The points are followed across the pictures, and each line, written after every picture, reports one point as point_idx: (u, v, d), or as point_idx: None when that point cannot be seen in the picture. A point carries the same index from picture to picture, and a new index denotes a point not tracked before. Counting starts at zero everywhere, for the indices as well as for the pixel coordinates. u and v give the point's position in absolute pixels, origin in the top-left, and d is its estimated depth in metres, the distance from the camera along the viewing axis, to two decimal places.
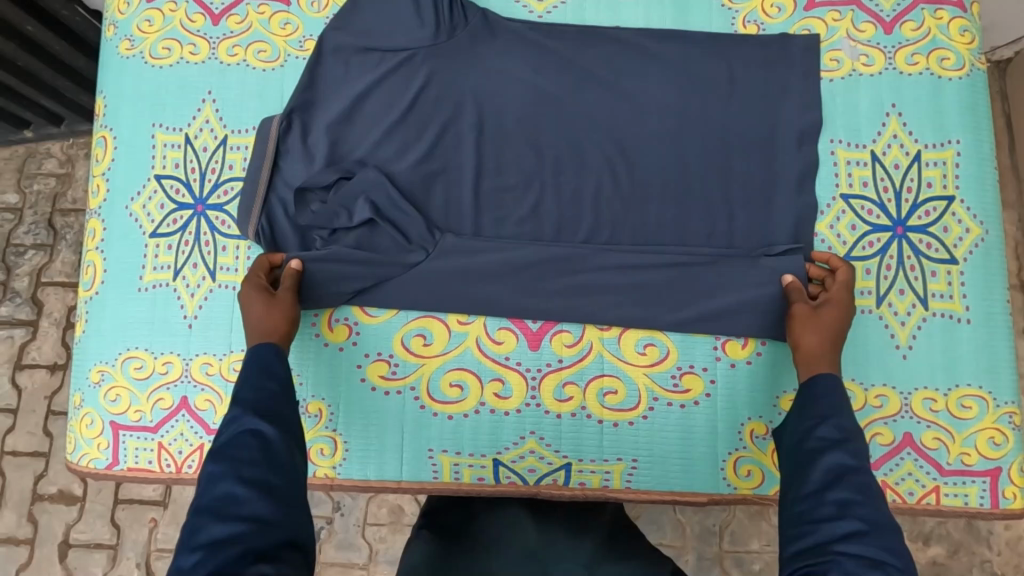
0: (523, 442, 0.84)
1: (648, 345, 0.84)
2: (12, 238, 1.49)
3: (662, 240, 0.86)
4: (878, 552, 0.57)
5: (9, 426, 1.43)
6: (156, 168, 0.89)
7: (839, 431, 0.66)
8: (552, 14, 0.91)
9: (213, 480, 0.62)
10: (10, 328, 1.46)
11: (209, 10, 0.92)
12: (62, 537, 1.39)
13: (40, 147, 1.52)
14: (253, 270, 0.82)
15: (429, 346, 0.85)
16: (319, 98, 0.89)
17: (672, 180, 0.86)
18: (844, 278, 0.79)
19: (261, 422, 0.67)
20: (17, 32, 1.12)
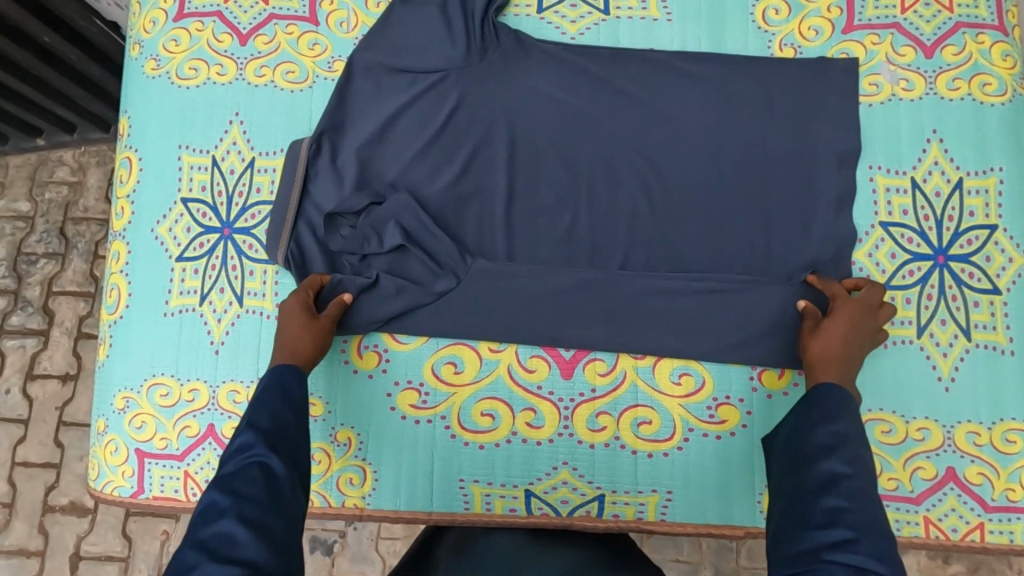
0: (556, 473, 0.82)
1: (684, 374, 0.83)
2: (24, 246, 1.48)
3: (690, 264, 0.84)
4: (869, 560, 0.55)
5: (20, 437, 1.41)
6: (182, 191, 0.88)
7: (833, 436, 0.65)
8: (585, 35, 0.90)
9: (212, 510, 0.60)
10: (22, 337, 1.45)
11: (237, 30, 0.91)
12: (73, 549, 1.38)
13: (53, 155, 1.50)
14: (304, 284, 0.82)
15: (460, 374, 0.84)
16: (349, 120, 0.88)
17: (702, 202, 0.85)
18: (839, 291, 0.77)
19: (271, 457, 0.66)
20: (33, 42, 1.12)
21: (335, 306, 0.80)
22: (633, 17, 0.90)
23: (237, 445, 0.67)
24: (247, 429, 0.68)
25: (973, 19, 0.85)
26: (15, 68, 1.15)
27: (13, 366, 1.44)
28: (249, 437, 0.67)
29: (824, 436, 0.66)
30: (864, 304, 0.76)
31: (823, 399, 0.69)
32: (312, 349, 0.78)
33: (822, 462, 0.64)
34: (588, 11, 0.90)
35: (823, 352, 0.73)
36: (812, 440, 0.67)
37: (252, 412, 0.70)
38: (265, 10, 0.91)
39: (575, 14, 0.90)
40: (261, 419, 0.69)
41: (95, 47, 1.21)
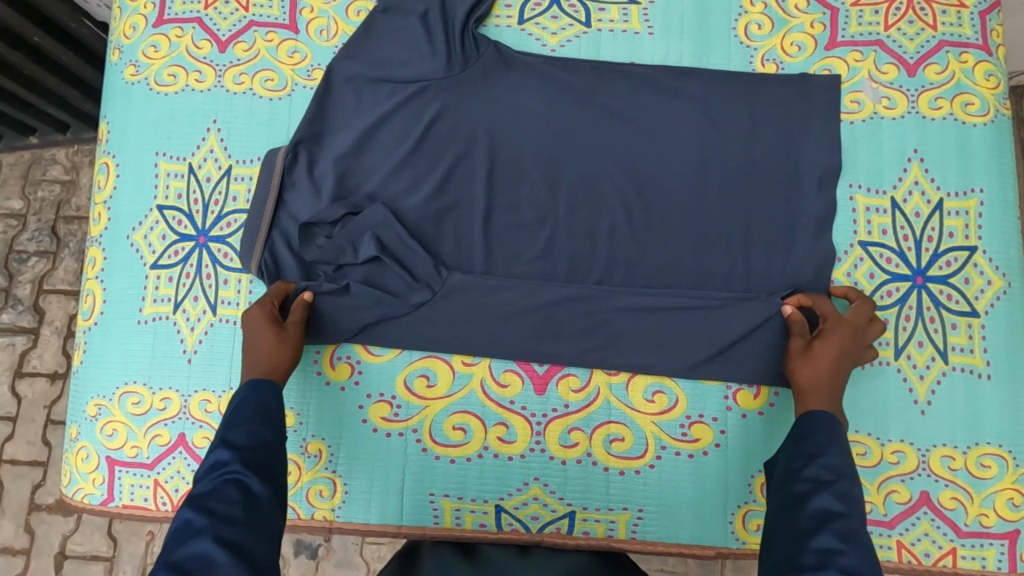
0: (526, 488, 0.81)
1: (658, 392, 0.82)
2: (15, 245, 1.48)
3: (684, 280, 0.84)
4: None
5: (8, 435, 1.41)
6: (158, 198, 0.88)
7: (831, 472, 0.64)
8: (566, 47, 0.89)
9: (186, 528, 0.59)
10: (11, 336, 1.45)
11: (216, 36, 0.90)
12: (59, 549, 1.38)
13: (46, 153, 1.50)
14: (269, 293, 0.81)
15: (433, 387, 0.83)
16: (327, 129, 0.88)
17: (687, 219, 0.85)
18: (829, 309, 0.77)
19: (247, 474, 0.66)
20: (25, 42, 1.12)
21: (298, 308, 0.79)
22: (615, 30, 0.89)
23: (212, 462, 0.67)
24: (221, 447, 0.68)
25: (957, 37, 0.84)
26: (12, 71, 1.15)
27: (2, 365, 1.44)
28: (225, 453, 0.67)
29: (819, 471, 0.65)
30: (854, 321, 0.75)
31: (814, 430, 0.69)
32: (275, 358, 0.77)
33: (816, 497, 0.63)
34: (569, 22, 0.89)
35: (813, 379, 0.73)
36: (804, 476, 0.65)
37: (230, 430, 0.70)
38: (244, 17, 0.91)
39: (556, 26, 0.89)
40: (239, 437, 0.69)
41: (88, 49, 1.21)
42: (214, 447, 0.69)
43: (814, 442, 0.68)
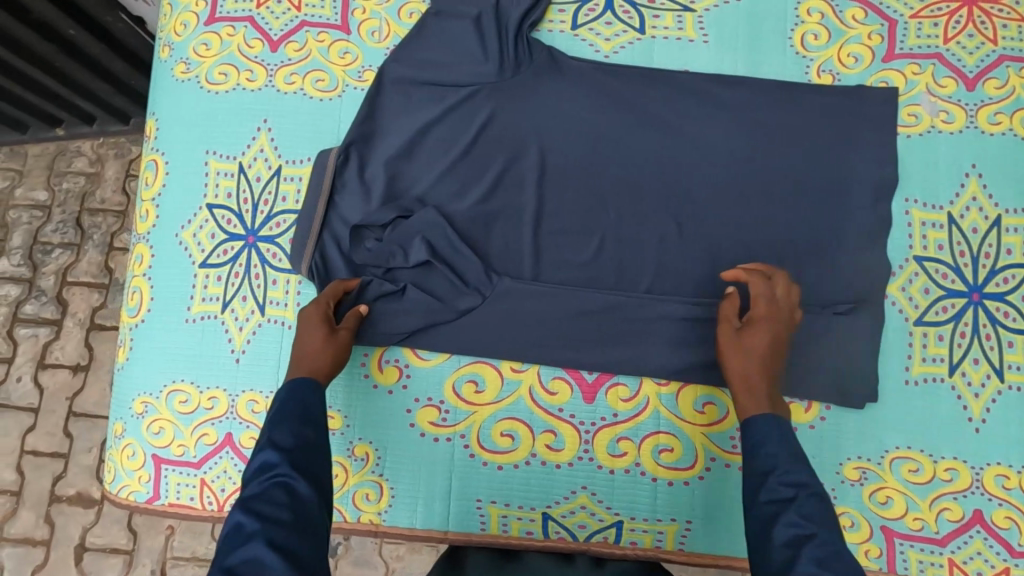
0: (574, 497, 0.81)
1: (708, 403, 0.82)
2: (40, 236, 1.48)
3: (712, 288, 0.83)
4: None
5: (30, 426, 1.42)
6: (208, 197, 0.87)
7: (791, 487, 0.62)
8: (619, 54, 0.88)
9: (237, 532, 0.58)
10: (35, 327, 1.45)
11: (268, 36, 0.90)
12: (78, 540, 1.38)
13: (71, 145, 1.51)
14: (326, 292, 0.81)
15: (481, 393, 0.83)
16: (377, 130, 0.87)
17: (733, 228, 0.84)
18: (759, 292, 0.77)
19: (294, 477, 0.64)
20: (59, 35, 1.12)
21: (354, 318, 0.80)
22: (668, 38, 0.88)
23: (260, 463, 0.65)
24: (269, 448, 0.66)
25: (1017, 52, 0.83)
26: (45, 64, 1.17)
27: (25, 355, 1.44)
28: (273, 455, 0.66)
29: (779, 487, 0.62)
30: (780, 304, 0.77)
31: (761, 441, 0.67)
32: (324, 369, 0.77)
33: (782, 519, 0.60)
34: (623, 29, 0.88)
35: (745, 371, 0.73)
36: (766, 497, 0.63)
37: (275, 430, 0.68)
38: (296, 17, 0.90)
39: (610, 32, 0.88)
40: (281, 436, 0.68)
41: (121, 44, 1.21)
42: (260, 448, 0.67)
43: (765, 455, 0.65)
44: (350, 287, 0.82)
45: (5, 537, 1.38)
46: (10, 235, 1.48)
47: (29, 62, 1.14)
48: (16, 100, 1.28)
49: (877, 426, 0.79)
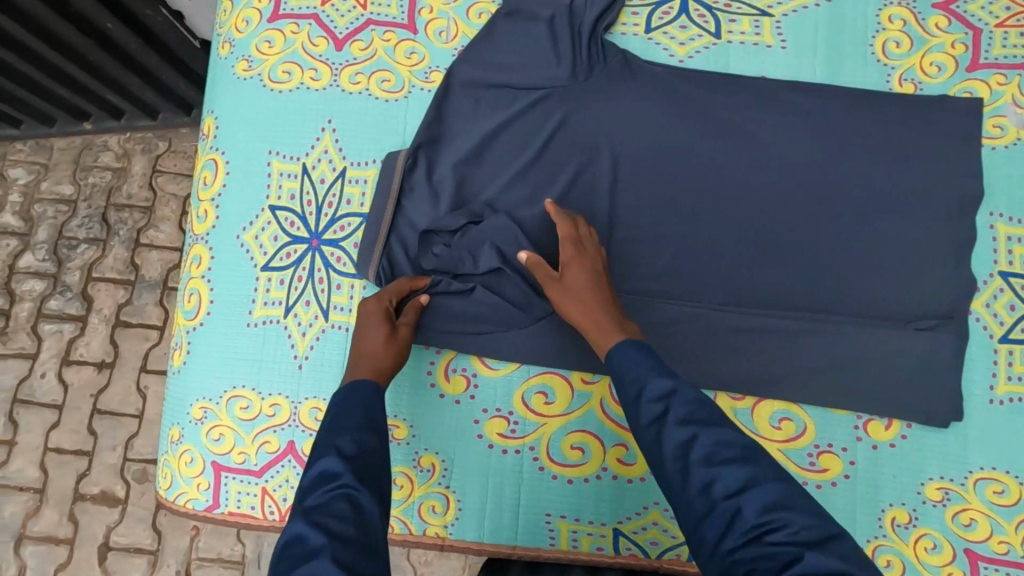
0: (646, 512, 0.79)
1: (784, 420, 0.80)
2: (65, 231, 1.46)
3: (815, 301, 0.81)
4: (756, 520, 0.54)
5: (54, 422, 1.39)
6: (271, 198, 0.85)
7: (659, 399, 0.62)
8: (694, 59, 0.86)
9: (299, 546, 0.53)
10: (59, 323, 1.42)
11: (333, 34, 0.88)
12: (102, 540, 1.35)
13: (97, 140, 1.49)
14: (391, 288, 0.79)
15: (551, 405, 0.81)
16: (445, 133, 0.85)
17: (804, 237, 0.82)
18: (564, 236, 0.77)
19: (359, 489, 0.59)
20: (95, 28, 1.10)
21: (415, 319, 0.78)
22: (745, 43, 0.86)
23: (321, 471, 0.61)
24: (331, 456, 0.62)
25: None
26: (77, 57, 1.16)
27: (49, 351, 1.42)
28: (335, 463, 0.61)
29: (650, 407, 0.62)
30: (588, 246, 0.77)
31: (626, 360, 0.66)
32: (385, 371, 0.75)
33: (667, 436, 0.60)
34: (698, 33, 0.86)
35: (587, 307, 0.73)
36: (645, 418, 0.63)
37: (337, 436, 0.64)
38: (362, 15, 0.88)
39: (685, 36, 0.86)
40: (347, 445, 0.63)
41: (160, 40, 1.19)
42: (320, 454, 0.63)
43: (631, 380, 0.65)
44: (417, 286, 0.80)
45: (27, 535, 1.35)
46: (35, 228, 1.46)
47: (62, 54, 1.13)
48: (46, 93, 1.27)
49: (961, 445, 0.78)
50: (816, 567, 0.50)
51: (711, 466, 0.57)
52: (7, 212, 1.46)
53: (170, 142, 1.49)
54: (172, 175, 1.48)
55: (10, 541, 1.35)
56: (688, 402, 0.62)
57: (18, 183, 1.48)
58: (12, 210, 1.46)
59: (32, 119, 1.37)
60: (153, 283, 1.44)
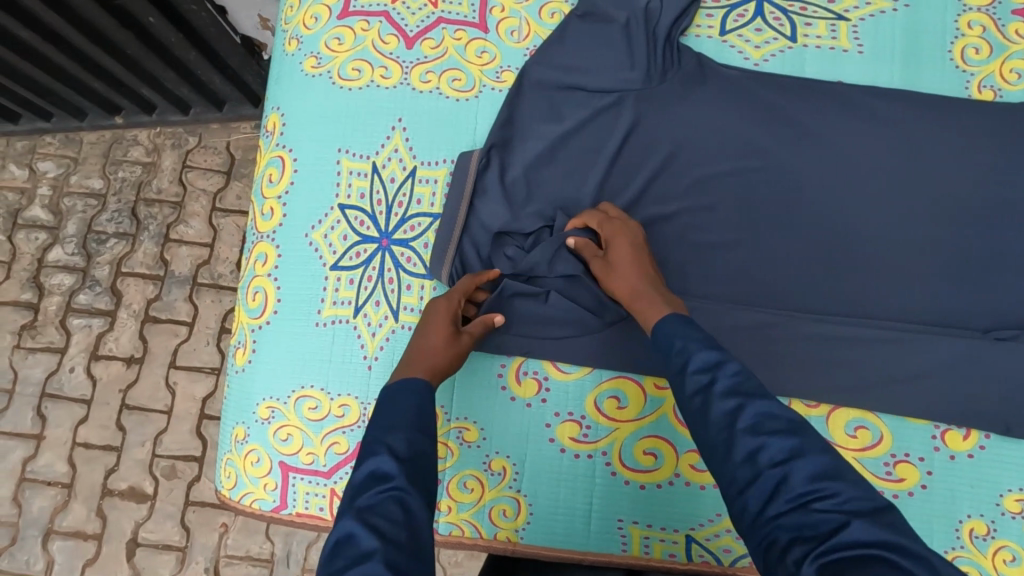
0: (719, 520, 0.79)
1: (860, 428, 0.79)
2: (94, 225, 1.44)
3: (863, 309, 0.81)
4: (802, 487, 0.52)
5: (82, 417, 1.37)
6: (340, 197, 0.85)
7: (706, 370, 0.60)
8: (769, 62, 0.85)
9: (350, 548, 0.52)
10: (88, 317, 1.40)
11: (404, 32, 0.87)
12: (130, 536, 1.32)
13: (127, 134, 1.47)
14: (459, 289, 0.78)
15: (624, 409, 0.80)
16: (518, 134, 0.84)
17: (876, 243, 0.81)
18: (591, 218, 0.78)
19: (411, 492, 0.57)
20: (136, 21, 1.10)
21: (480, 326, 0.77)
22: (821, 47, 0.85)
23: (373, 470, 0.59)
24: (384, 454, 0.60)
25: None
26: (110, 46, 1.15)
27: (78, 345, 1.40)
28: (388, 463, 0.59)
29: (696, 377, 0.61)
30: (619, 221, 0.77)
31: (675, 333, 0.65)
32: (444, 370, 0.73)
33: (713, 404, 0.58)
34: (773, 36, 0.85)
35: (630, 281, 0.73)
36: (689, 388, 0.61)
37: (389, 434, 0.62)
38: (433, 13, 0.87)
39: (760, 39, 0.85)
40: (399, 443, 0.61)
41: (197, 34, 1.17)
42: (372, 452, 0.60)
43: (677, 351, 0.64)
44: (481, 281, 0.79)
45: (55, 530, 1.33)
46: (64, 222, 1.44)
47: (89, 37, 1.11)
48: (78, 85, 1.27)
49: None
50: (862, 536, 0.47)
51: (758, 435, 0.55)
52: (37, 205, 1.45)
53: (200, 137, 1.46)
54: (202, 171, 1.45)
55: (38, 536, 1.33)
56: (735, 374, 0.60)
57: (48, 176, 1.46)
58: (42, 203, 1.45)
59: (62, 111, 1.36)
60: (183, 279, 1.41)
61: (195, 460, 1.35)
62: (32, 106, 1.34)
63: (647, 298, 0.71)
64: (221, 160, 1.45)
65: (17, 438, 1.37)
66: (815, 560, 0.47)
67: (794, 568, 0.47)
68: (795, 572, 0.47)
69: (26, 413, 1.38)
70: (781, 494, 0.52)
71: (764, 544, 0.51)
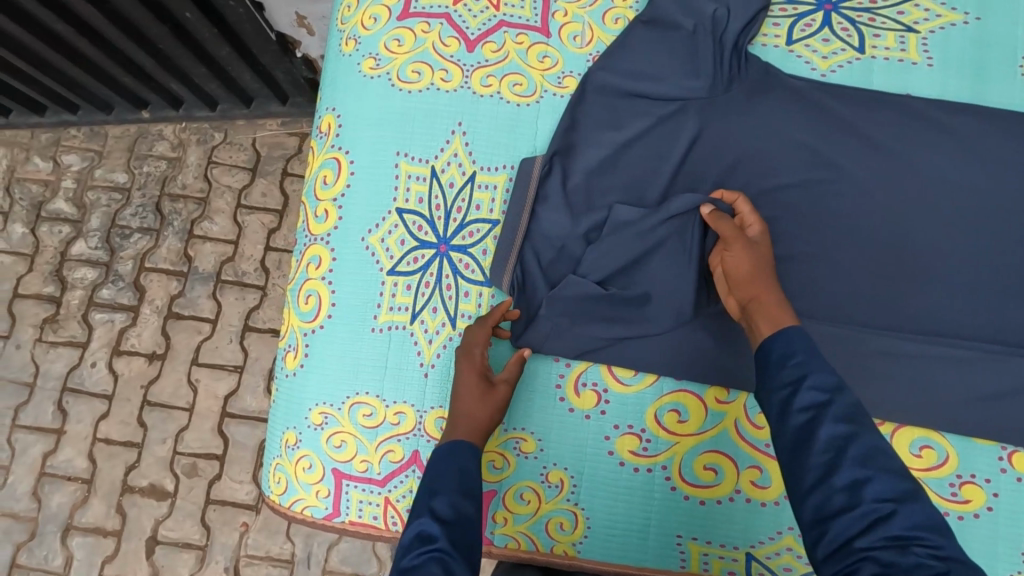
0: (779, 537, 0.77)
1: (925, 447, 0.78)
2: (118, 220, 1.40)
3: (936, 325, 0.79)
4: (901, 530, 0.52)
5: (103, 413, 1.33)
6: (398, 201, 0.83)
7: (824, 391, 0.60)
8: (837, 73, 0.84)
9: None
10: (110, 312, 1.37)
11: (465, 34, 0.86)
12: (150, 533, 1.29)
13: (153, 128, 1.43)
14: (478, 341, 0.77)
15: (684, 423, 0.79)
16: (581, 140, 0.83)
17: (943, 257, 0.80)
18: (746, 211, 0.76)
19: (453, 556, 0.58)
20: (173, 17, 1.08)
21: (514, 365, 0.76)
22: (889, 59, 0.84)
23: (418, 532, 0.61)
24: (428, 518, 0.62)
25: None
26: (143, 40, 1.13)
27: (99, 341, 1.36)
28: (431, 525, 0.61)
29: (813, 393, 0.60)
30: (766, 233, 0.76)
31: (797, 347, 0.64)
32: (489, 424, 0.73)
33: (822, 425, 0.59)
34: (840, 47, 0.85)
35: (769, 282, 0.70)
36: (800, 404, 0.60)
37: (434, 498, 0.64)
38: (495, 16, 0.87)
39: (827, 49, 0.85)
40: (443, 508, 0.63)
41: (232, 30, 1.13)
42: (416, 515, 0.63)
43: (794, 364, 0.63)
44: (495, 321, 0.78)
45: (74, 526, 1.30)
46: (88, 216, 1.41)
47: (123, 32, 1.09)
48: (109, 80, 1.25)
49: None
50: None
51: (866, 466, 0.56)
52: (61, 198, 1.42)
53: (226, 134, 1.43)
54: (227, 167, 1.41)
55: (57, 532, 1.29)
56: (852, 403, 0.60)
57: (72, 170, 1.43)
58: (66, 196, 1.42)
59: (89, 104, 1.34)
60: (206, 276, 1.37)
61: (216, 458, 1.31)
62: (58, 99, 1.31)
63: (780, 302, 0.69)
64: (246, 157, 1.42)
65: (37, 432, 1.33)
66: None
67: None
68: None
69: (47, 407, 1.34)
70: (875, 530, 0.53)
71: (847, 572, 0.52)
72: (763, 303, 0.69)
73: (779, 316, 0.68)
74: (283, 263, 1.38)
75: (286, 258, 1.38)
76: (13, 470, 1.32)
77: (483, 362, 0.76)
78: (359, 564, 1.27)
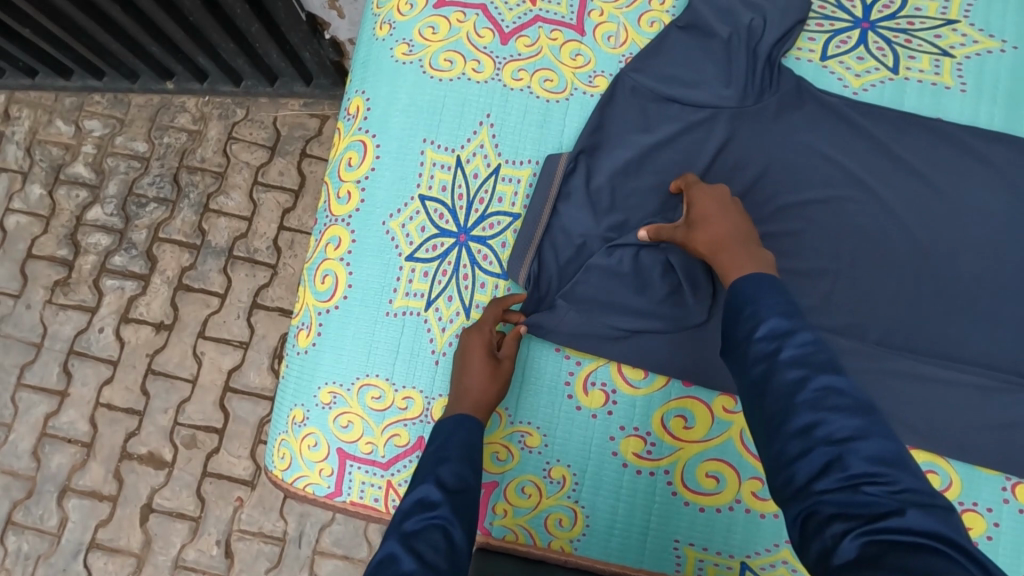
0: (776, 550, 0.77)
1: (929, 472, 0.78)
2: (135, 188, 1.41)
3: (949, 350, 0.79)
4: (857, 469, 0.51)
5: (107, 377, 1.34)
6: (421, 188, 0.84)
7: (771, 340, 0.59)
8: (869, 92, 0.84)
9: (392, 564, 0.54)
10: (121, 279, 1.38)
11: (500, 27, 0.87)
12: (146, 500, 1.30)
13: (176, 100, 1.43)
14: (487, 320, 0.78)
15: (690, 429, 0.79)
16: (607, 140, 0.83)
17: (958, 282, 0.80)
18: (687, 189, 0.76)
19: (453, 524, 0.60)
20: None
21: (513, 343, 0.77)
22: (923, 81, 0.84)
23: (420, 498, 0.62)
24: (432, 484, 0.63)
25: None
26: (173, 10, 1.12)
27: (109, 307, 1.37)
28: (435, 493, 0.62)
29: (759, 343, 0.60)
30: (715, 213, 0.72)
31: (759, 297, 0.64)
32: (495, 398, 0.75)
33: (776, 373, 0.58)
34: (874, 66, 0.85)
35: (717, 237, 0.70)
36: (752, 355, 0.60)
37: (441, 465, 0.65)
38: (530, 10, 0.87)
39: (861, 67, 0.85)
40: (447, 477, 0.64)
41: (263, 7, 1.13)
42: (421, 481, 0.64)
43: (745, 317, 0.62)
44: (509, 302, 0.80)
45: (71, 488, 1.31)
46: (106, 182, 1.41)
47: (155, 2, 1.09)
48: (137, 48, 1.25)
49: None
50: (915, 525, 0.47)
51: (818, 409, 0.54)
52: (80, 162, 1.42)
53: (248, 111, 1.43)
54: (246, 144, 1.42)
55: (54, 492, 1.31)
56: (803, 345, 0.59)
57: (93, 135, 1.44)
58: (85, 160, 1.42)
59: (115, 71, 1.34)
60: (218, 250, 1.38)
61: (216, 432, 1.32)
62: (84, 63, 1.31)
63: (735, 246, 0.69)
64: (266, 135, 1.42)
65: (41, 393, 1.34)
66: (857, 536, 0.47)
67: (831, 541, 0.48)
68: (834, 547, 0.48)
69: (52, 368, 1.35)
70: (835, 470, 0.52)
71: (804, 514, 0.51)
72: (719, 255, 0.69)
73: (738, 259, 0.68)
74: (295, 243, 1.38)
75: (298, 238, 1.38)
76: (15, 428, 1.34)
77: (493, 337, 0.77)
78: (351, 547, 1.27)
